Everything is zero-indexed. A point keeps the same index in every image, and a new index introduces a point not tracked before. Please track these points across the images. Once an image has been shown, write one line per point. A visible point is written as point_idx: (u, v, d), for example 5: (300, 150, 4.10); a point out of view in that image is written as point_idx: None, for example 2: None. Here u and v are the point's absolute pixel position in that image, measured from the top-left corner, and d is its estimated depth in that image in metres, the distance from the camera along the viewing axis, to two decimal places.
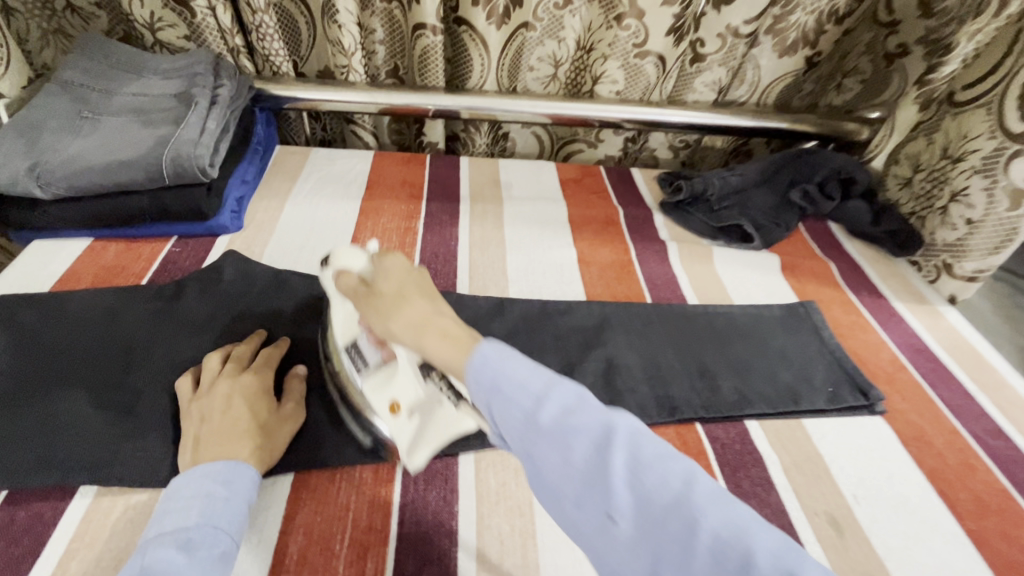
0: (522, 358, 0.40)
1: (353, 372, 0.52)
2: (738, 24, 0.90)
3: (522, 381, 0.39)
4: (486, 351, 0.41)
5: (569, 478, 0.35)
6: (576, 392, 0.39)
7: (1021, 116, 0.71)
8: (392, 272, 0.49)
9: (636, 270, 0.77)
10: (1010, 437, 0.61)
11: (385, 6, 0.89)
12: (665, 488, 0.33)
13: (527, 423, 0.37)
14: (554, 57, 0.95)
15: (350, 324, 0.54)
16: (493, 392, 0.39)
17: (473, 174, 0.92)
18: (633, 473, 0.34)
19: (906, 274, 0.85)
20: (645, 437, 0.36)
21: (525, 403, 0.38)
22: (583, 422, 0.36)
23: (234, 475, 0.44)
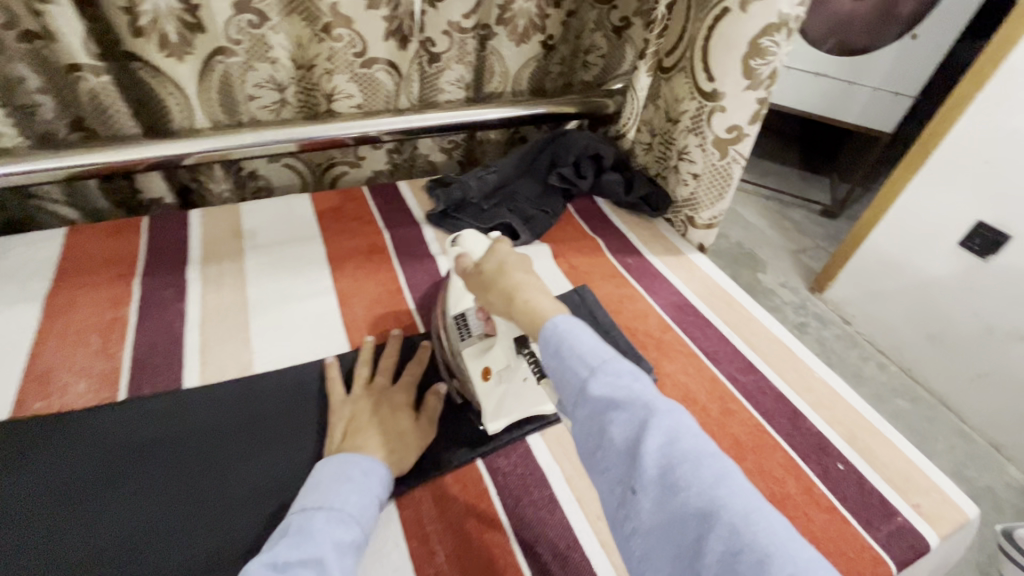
0: (590, 332, 0.43)
1: (452, 336, 0.60)
2: (459, 19, 0.89)
3: (579, 355, 0.41)
4: (559, 326, 0.43)
5: (605, 446, 0.38)
6: (633, 372, 0.40)
7: (708, 76, 0.75)
8: (511, 254, 0.53)
9: (407, 298, 0.72)
10: (757, 370, 0.68)
11: (24, 46, 0.68)
12: (700, 481, 0.34)
13: (578, 390, 0.40)
14: (274, 81, 0.84)
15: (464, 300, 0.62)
16: (556, 360, 0.42)
17: (206, 229, 0.78)
18: (667, 456, 0.36)
19: (663, 232, 0.91)
20: (687, 429, 0.37)
21: (579, 375, 0.40)
22: (633, 399, 0.38)
23: (371, 470, 0.49)
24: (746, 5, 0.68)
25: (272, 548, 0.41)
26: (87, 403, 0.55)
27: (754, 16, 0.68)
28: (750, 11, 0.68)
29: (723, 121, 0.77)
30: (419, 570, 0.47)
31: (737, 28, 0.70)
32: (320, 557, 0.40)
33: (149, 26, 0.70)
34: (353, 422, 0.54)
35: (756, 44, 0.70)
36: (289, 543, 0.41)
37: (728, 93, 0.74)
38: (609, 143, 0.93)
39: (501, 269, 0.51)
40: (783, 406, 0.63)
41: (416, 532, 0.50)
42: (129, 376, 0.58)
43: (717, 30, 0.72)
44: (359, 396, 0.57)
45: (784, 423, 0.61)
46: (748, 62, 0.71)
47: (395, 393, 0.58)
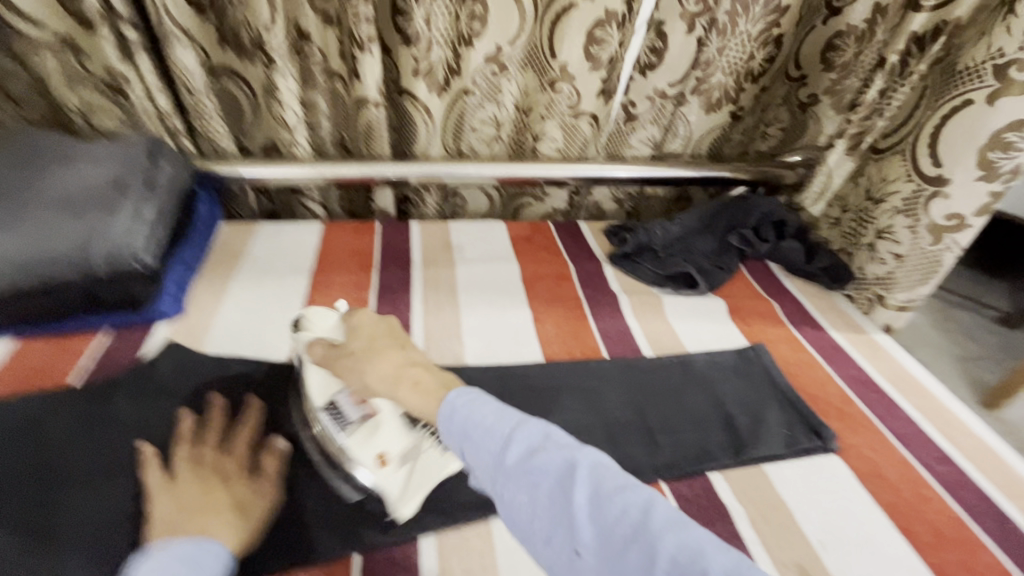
0: (489, 404, 0.44)
1: (331, 432, 0.54)
2: (663, 86, 0.98)
3: (490, 426, 0.42)
4: (464, 397, 0.45)
5: (536, 507, 0.38)
6: (545, 434, 0.42)
7: (934, 162, 0.78)
8: (376, 326, 0.55)
9: (591, 325, 0.79)
10: (955, 463, 0.64)
11: (327, 82, 0.90)
12: (626, 513, 0.36)
13: (498, 461, 0.41)
14: (496, 119, 0.99)
15: (325, 385, 0.55)
16: (467, 439, 0.43)
17: (425, 240, 0.93)
18: (591, 502, 0.38)
19: (843, 307, 0.90)
20: (602, 468, 0.40)
21: (495, 444, 0.41)
22: (546, 457, 0.40)
23: (195, 553, 0.42)
24: (996, 99, 0.71)
25: None
26: None
27: (1003, 110, 0.71)
28: (999, 104, 0.71)
29: (944, 207, 0.78)
30: None
31: (982, 120, 0.72)
32: None
33: (427, 68, 0.87)
34: (170, 515, 0.46)
35: (997, 136, 0.72)
36: None
37: (957, 180, 0.76)
38: (790, 212, 0.97)
39: (374, 338, 0.54)
40: (990, 508, 0.59)
41: None
42: None
43: (954, 120, 0.75)
44: (184, 479, 0.49)
45: (991, 525, 0.58)
46: (986, 154, 0.73)
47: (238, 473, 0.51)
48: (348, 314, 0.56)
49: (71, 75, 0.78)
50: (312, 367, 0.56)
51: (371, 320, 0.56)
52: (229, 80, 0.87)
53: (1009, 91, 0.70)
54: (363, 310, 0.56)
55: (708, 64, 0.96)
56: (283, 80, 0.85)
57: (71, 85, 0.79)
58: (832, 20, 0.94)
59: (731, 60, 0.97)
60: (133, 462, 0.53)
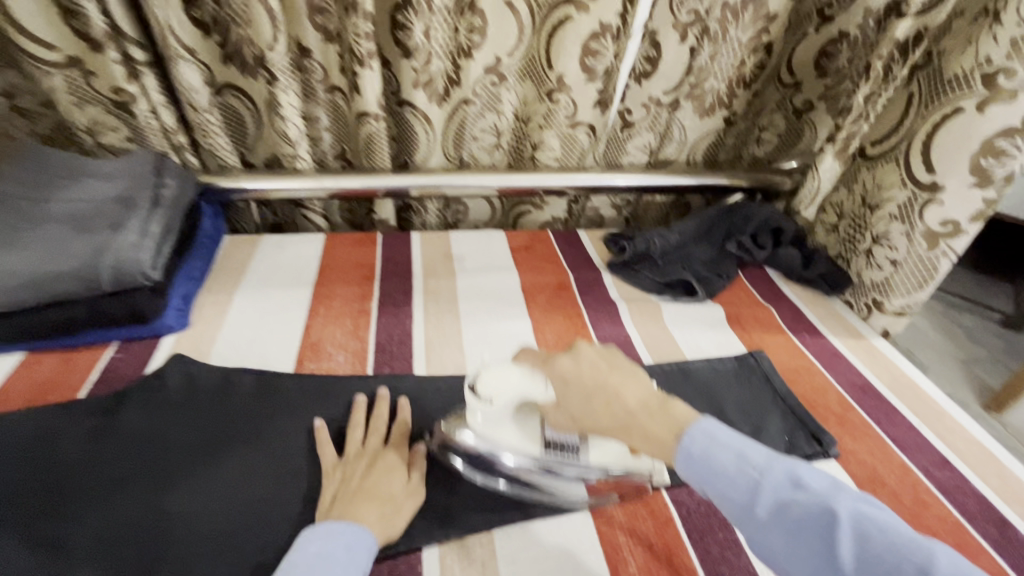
0: (729, 442, 0.44)
1: (569, 464, 0.54)
2: (658, 94, 1.00)
3: (731, 472, 0.42)
4: (694, 434, 0.45)
5: (793, 555, 0.38)
6: (792, 478, 0.41)
7: (928, 168, 0.79)
8: (597, 364, 0.50)
9: (590, 333, 0.79)
10: (955, 467, 0.65)
11: (329, 96, 0.93)
12: (897, 573, 0.35)
13: (746, 510, 0.41)
14: (495, 128, 1.01)
15: (527, 433, 0.55)
16: (708, 482, 0.43)
17: (425, 250, 0.94)
18: (858, 555, 0.36)
19: (841, 312, 0.91)
20: (869, 519, 0.38)
21: (742, 493, 0.41)
22: (804, 507, 0.39)
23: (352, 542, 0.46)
24: (986, 107, 0.72)
25: None
26: (344, 371, 0.69)
27: (993, 117, 0.72)
28: (990, 112, 0.72)
29: (939, 213, 0.79)
30: (613, 572, 0.51)
31: (972, 127, 0.74)
32: None
33: (427, 79, 0.89)
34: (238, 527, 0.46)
35: (989, 143, 0.73)
36: None
37: (950, 187, 0.77)
38: (789, 218, 0.96)
39: (591, 379, 0.49)
40: (990, 513, 0.60)
41: (607, 537, 0.54)
42: (373, 357, 0.71)
43: (944, 128, 0.76)
44: (350, 459, 0.55)
45: (991, 530, 0.58)
46: (979, 161, 0.74)
47: (384, 453, 0.56)
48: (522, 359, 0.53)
49: (79, 96, 0.79)
50: (503, 428, 0.53)
51: (573, 358, 0.51)
52: (235, 97, 0.89)
53: (997, 99, 0.71)
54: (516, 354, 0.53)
55: (702, 71, 0.98)
56: (286, 95, 0.86)
57: (79, 104, 0.80)
58: (825, 28, 0.96)
59: (725, 67, 0.98)
60: (140, 473, 0.53)
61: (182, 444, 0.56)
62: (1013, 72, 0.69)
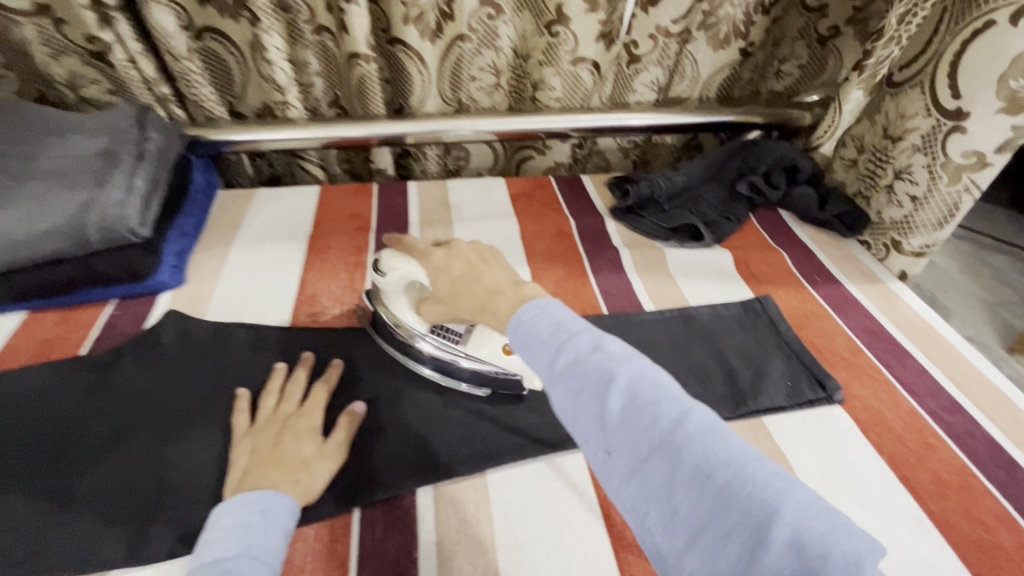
0: (552, 312, 0.40)
1: (448, 347, 0.60)
2: (668, 24, 0.91)
3: (546, 337, 0.39)
4: (528, 306, 0.41)
5: (580, 414, 0.36)
6: (595, 342, 0.38)
7: (952, 93, 0.72)
8: (471, 256, 0.50)
9: (590, 281, 0.77)
10: (965, 412, 0.63)
11: (317, 38, 0.87)
12: (655, 427, 0.33)
13: (547, 366, 0.38)
14: (494, 66, 0.96)
15: (417, 314, 0.61)
16: (527, 347, 0.40)
17: (422, 200, 0.91)
18: (629, 412, 0.34)
19: (858, 255, 0.87)
20: (649, 382, 0.35)
21: (546, 352, 0.38)
22: (592, 366, 0.36)
23: (270, 505, 0.46)
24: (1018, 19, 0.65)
25: None
26: (340, 324, 0.68)
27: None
28: None
29: (963, 144, 0.73)
30: (605, 517, 0.52)
31: (999, 46, 0.67)
32: None
33: (416, 15, 0.84)
34: (255, 457, 0.50)
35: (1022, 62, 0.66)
36: None
37: (976, 114, 0.71)
38: (806, 155, 0.91)
39: (458, 270, 0.49)
40: (999, 457, 0.58)
41: (603, 485, 0.54)
42: (370, 310, 0.71)
43: (975, 45, 0.69)
44: (314, 410, 0.55)
45: (998, 473, 0.56)
46: (1007, 83, 0.67)
47: (298, 418, 0.54)
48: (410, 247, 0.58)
49: (54, 47, 0.77)
50: (398, 303, 0.61)
51: (448, 253, 0.52)
52: (214, 41, 0.85)
53: None
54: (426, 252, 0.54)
55: None
56: (269, 36, 0.81)
57: (56, 55, 0.78)
58: None
59: None
60: (142, 423, 0.54)
61: (183, 397, 0.57)
62: None
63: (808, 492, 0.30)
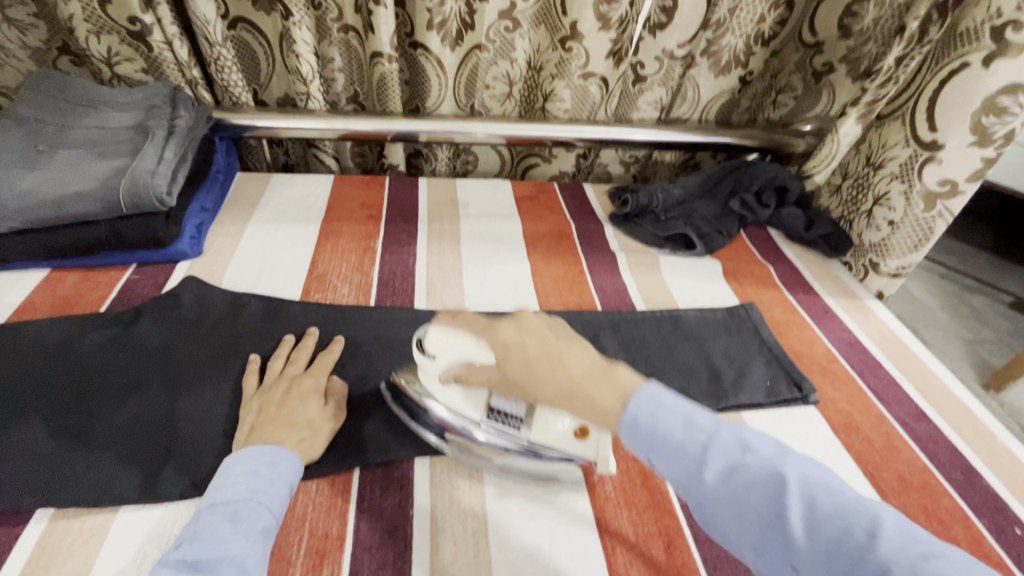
0: (675, 409, 0.42)
1: (510, 435, 0.53)
2: (673, 47, 0.97)
3: (679, 439, 0.40)
4: (641, 401, 0.42)
5: (747, 526, 0.37)
6: (738, 440, 0.40)
7: (930, 126, 0.78)
8: (546, 334, 0.48)
9: (587, 280, 0.82)
10: (930, 420, 0.67)
11: (342, 36, 0.93)
12: (843, 538, 0.34)
13: (696, 479, 0.39)
14: (508, 77, 1.01)
15: (473, 402, 0.54)
16: (657, 450, 0.41)
17: (431, 195, 0.95)
18: (810, 523, 0.35)
19: (839, 273, 0.92)
20: (820, 487, 0.37)
21: (690, 461, 0.39)
22: (754, 474, 0.38)
23: (279, 460, 0.46)
24: (991, 62, 0.71)
25: (176, 549, 0.39)
26: (348, 302, 0.72)
27: (999, 73, 0.71)
28: (995, 67, 0.71)
29: (938, 173, 0.79)
30: (590, 490, 0.55)
31: (971, 85, 0.73)
32: (228, 554, 0.38)
33: (439, 22, 0.89)
34: (262, 413, 0.53)
35: (991, 100, 0.72)
36: (193, 540, 0.39)
37: (950, 146, 0.77)
38: (795, 178, 0.96)
39: (535, 348, 0.47)
40: (958, 462, 0.62)
41: (588, 462, 0.58)
42: (376, 291, 0.75)
43: (950, 84, 0.75)
44: (319, 375, 0.58)
45: (957, 476, 0.61)
46: (979, 118, 0.74)
47: (303, 379, 0.56)
48: (466, 326, 0.52)
49: (95, 24, 0.81)
50: (446, 390, 0.54)
51: (519, 328, 0.49)
52: (246, 31, 0.91)
53: (1003, 53, 0.70)
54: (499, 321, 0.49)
55: (719, 25, 0.95)
56: (300, 30, 0.86)
57: (95, 33, 0.82)
58: None
59: (743, 22, 0.95)
60: (158, 378, 0.57)
61: (197, 357, 0.60)
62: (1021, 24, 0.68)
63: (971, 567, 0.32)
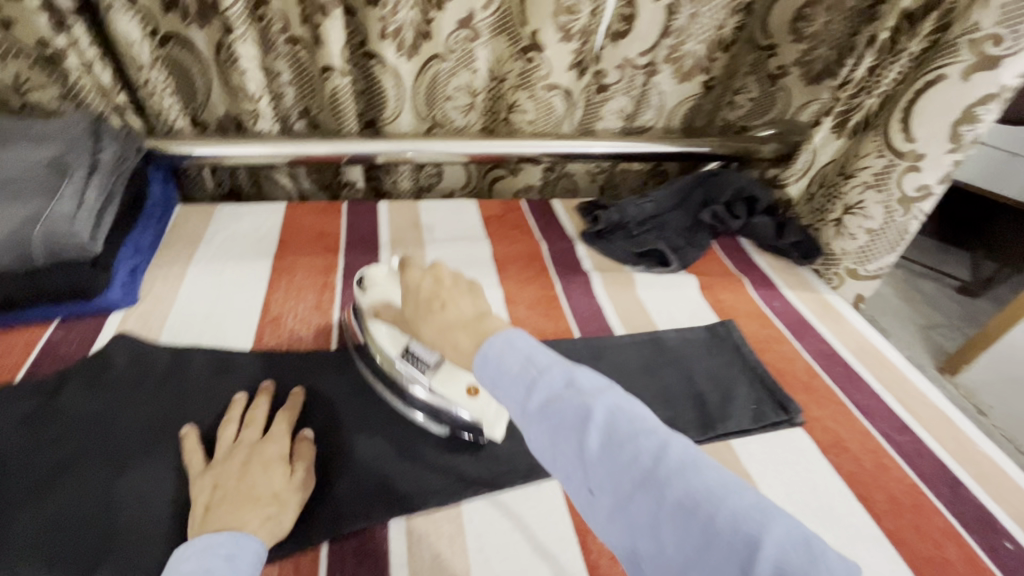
0: (520, 346, 0.41)
1: (414, 374, 0.56)
2: (634, 56, 0.95)
3: (515, 372, 0.39)
4: (494, 342, 0.41)
5: (557, 452, 0.37)
6: (567, 378, 0.39)
7: (906, 136, 0.78)
8: (444, 279, 0.49)
9: (562, 304, 0.78)
10: (913, 432, 0.66)
11: (289, 48, 0.86)
12: (633, 462, 0.34)
13: (521, 407, 0.38)
14: (471, 87, 0.96)
15: (392, 338, 0.58)
16: (497, 384, 0.40)
17: (391, 220, 0.90)
18: (608, 448, 0.35)
19: (811, 280, 0.92)
20: (625, 416, 0.36)
21: (519, 390, 0.39)
22: (567, 404, 0.37)
23: (237, 550, 0.41)
24: (970, 74, 0.72)
25: None
26: (307, 347, 0.66)
27: (977, 84, 0.72)
28: (974, 79, 0.71)
29: (916, 180, 0.80)
30: (583, 544, 0.51)
31: (951, 96, 0.74)
32: None
33: (393, 30, 0.84)
34: (219, 489, 0.46)
35: (968, 110, 0.73)
36: None
37: (929, 154, 0.77)
38: (763, 187, 0.96)
39: (427, 289, 0.49)
40: (944, 475, 0.62)
41: (578, 511, 0.54)
42: (337, 333, 0.69)
43: (925, 95, 0.75)
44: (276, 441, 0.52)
45: (945, 490, 0.60)
46: (957, 128, 0.75)
47: (267, 444, 0.50)
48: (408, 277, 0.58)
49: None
50: (377, 324, 0.60)
51: (424, 272, 0.50)
52: (179, 49, 0.82)
53: (980, 65, 0.71)
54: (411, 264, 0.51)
55: (680, 33, 0.93)
56: (244, 44, 0.80)
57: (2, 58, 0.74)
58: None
59: (703, 27, 0.94)
60: (92, 454, 0.50)
61: (134, 428, 0.53)
62: (1001, 39, 0.69)
63: (756, 497, 0.33)
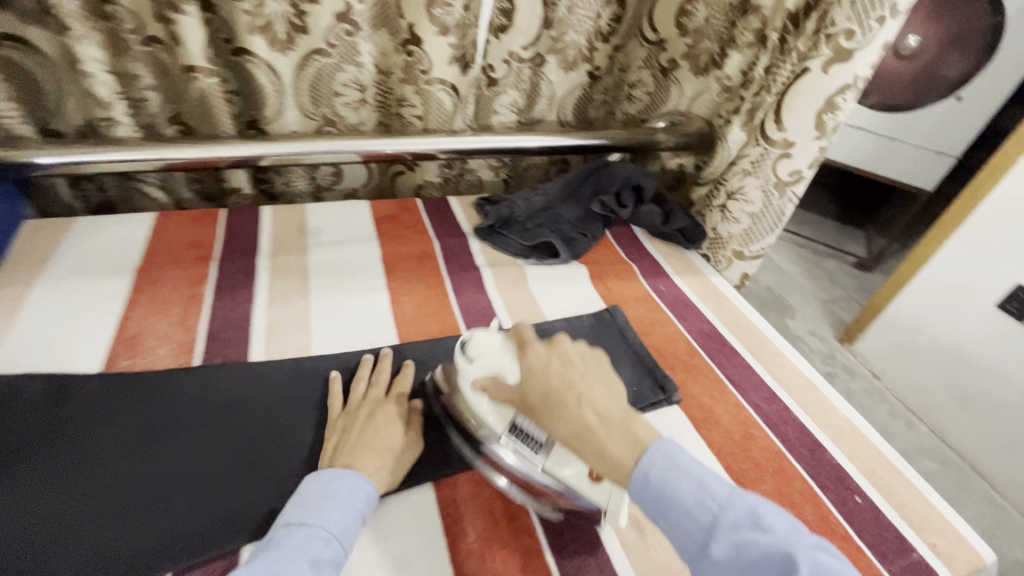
0: (692, 470, 0.43)
1: (523, 457, 0.54)
2: (518, 49, 0.96)
3: (689, 504, 0.41)
4: (653, 456, 0.44)
5: None
6: (750, 514, 0.40)
7: (777, 125, 0.84)
8: (576, 362, 0.50)
9: (451, 301, 0.78)
10: (781, 401, 0.71)
11: (146, 50, 0.80)
12: None
13: (701, 547, 0.40)
14: (358, 82, 0.93)
15: (500, 414, 0.56)
16: (663, 513, 0.42)
17: (275, 225, 0.86)
18: None
19: (698, 263, 0.96)
20: (829, 573, 0.35)
21: (697, 526, 0.41)
22: (755, 546, 0.38)
23: (358, 488, 0.49)
24: (829, 66, 0.77)
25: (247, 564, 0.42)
26: (165, 367, 0.61)
27: (836, 76, 0.77)
28: (833, 71, 0.77)
29: (788, 165, 0.86)
30: (452, 546, 0.51)
31: (815, 89, 0.79)
32: None
33: (264, 25, 0.81)
34: (347, 435, 0.56)
35: (831, 100, 0.79)
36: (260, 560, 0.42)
37: (799, 141, 0.84)
38: (650, 176, 0.99)
39: (554, 377, 0.49)
40: (805, 438, 0.66)
41: (450, 512, 0.54)
42: (201, 346, 0.65)
43: (795, 88, 0.81)
44: None
45: (805, 452, 0.64)
46: (823, 116, 0.80)
47: (380, 408, 0.58)
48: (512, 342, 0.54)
49: None
50: (477, 396, 0.56)
51: (551, 351, 0.51)
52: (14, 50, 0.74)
53: (836, 58, 0.76)
54: (531, 343, 0.52)
55: (561, 24, 0.95)
56: (86, 47, 0.75)
57: None
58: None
59: (582, 19, 0.96)
60: None
61: None
62: (852, 33, 0.74)
63: None
